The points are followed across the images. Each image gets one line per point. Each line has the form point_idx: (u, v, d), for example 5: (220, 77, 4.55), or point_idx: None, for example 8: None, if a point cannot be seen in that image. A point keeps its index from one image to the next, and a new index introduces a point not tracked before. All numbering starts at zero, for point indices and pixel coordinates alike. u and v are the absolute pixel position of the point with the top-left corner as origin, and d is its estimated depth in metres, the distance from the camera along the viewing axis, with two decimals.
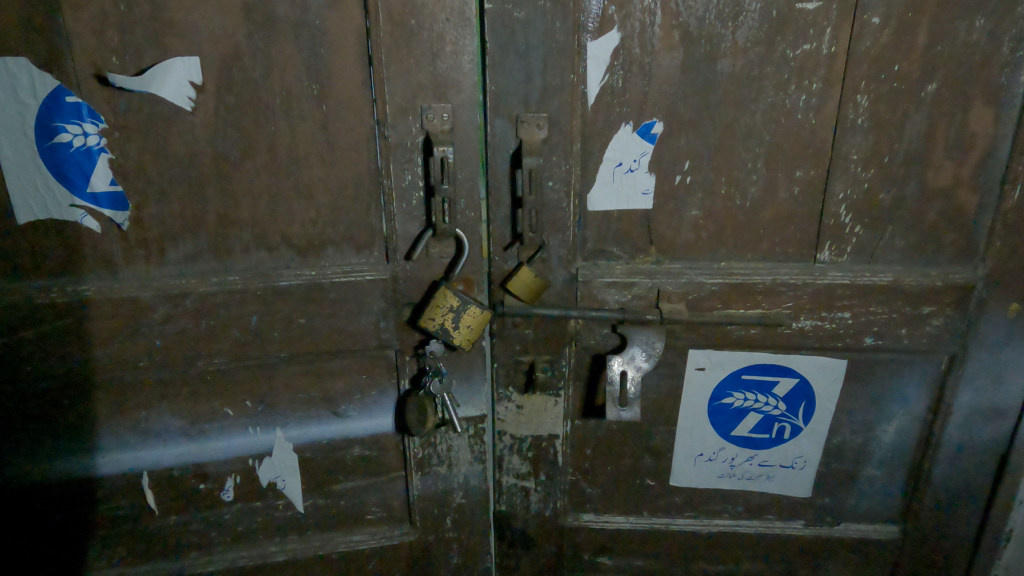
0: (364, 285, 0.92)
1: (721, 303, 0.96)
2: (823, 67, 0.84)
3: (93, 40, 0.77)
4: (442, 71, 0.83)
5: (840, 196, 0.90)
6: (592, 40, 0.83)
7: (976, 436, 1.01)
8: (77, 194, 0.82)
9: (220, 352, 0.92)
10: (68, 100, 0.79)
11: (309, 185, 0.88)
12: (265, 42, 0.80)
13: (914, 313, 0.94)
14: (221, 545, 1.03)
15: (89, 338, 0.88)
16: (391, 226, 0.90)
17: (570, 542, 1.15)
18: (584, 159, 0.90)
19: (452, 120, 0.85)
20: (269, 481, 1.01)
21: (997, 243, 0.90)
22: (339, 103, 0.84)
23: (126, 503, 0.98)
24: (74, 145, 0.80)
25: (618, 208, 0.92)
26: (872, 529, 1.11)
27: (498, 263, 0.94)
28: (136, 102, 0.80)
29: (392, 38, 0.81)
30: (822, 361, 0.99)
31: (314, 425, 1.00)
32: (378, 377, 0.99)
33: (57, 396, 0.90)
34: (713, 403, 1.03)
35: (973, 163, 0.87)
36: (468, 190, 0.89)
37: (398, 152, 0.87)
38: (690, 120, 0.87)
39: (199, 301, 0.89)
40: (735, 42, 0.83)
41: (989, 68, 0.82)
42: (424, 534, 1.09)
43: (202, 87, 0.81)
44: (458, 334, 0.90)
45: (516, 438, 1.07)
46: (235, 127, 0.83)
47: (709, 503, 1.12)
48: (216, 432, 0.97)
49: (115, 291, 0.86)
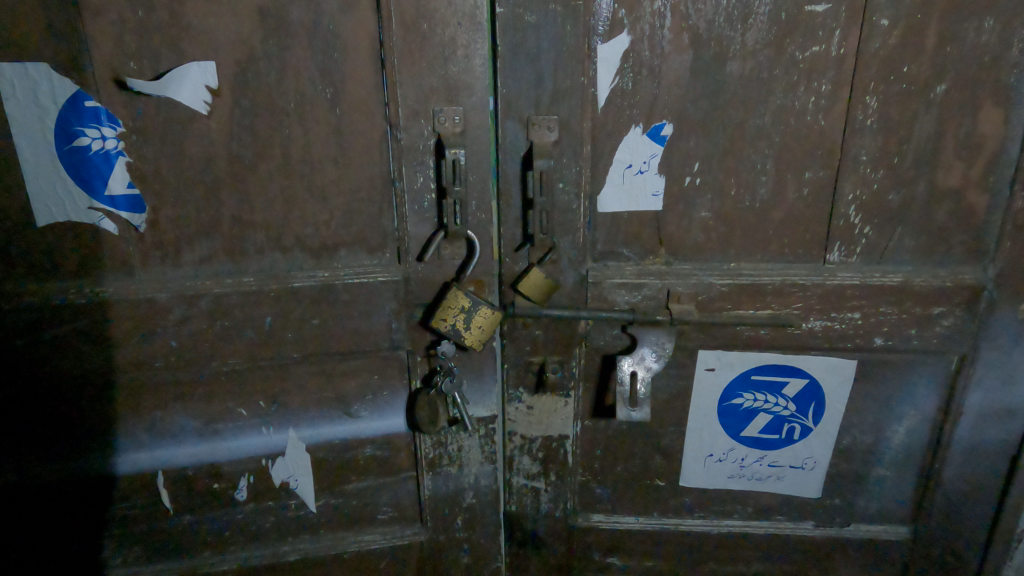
0: (377, 287, 0.93)
1: (730, 304, 0.96)
2: (832, 69, 0.84)
3: (111, 46, 0.78)
4: (454, 74, 0.84)
5: (849, 197, 0.90)
6: (603, 42, 0.84)
7: (987, 436, 1.01)
8: (95, 197, 0.84)
9: (234, 352, 0.93)
10: (87, 104, 0.80)
11: (322, 186, 0.89)
12: (280, 46, 0.81)
13: (925, 313, 0.94)
14: (234, 544, 1.04)
15: (107, 339, 0.89)
16: (403, 227, 0.91)
17: (581, 542, 1.16)
18: (595, 161, 0.90)
19: (464, 122, 0.86)
20: (282, 481, 1.02)
21: (1008, 243, 0.90)
22: (352, 107, 0.85)
23: (141, 503, 0.99)
24: (93, 149, 0.82)
25: (628, 209, 0.93)
26: (883, 529, 1.11)
27: (509, 263, 0.95)
28: (154, 106, 0.82)
29: (404, 42, 0.82)
30: (832, 361, 0.99)
31: (326, 425, 1.00)
32: (390, 378, 1.00)
33: (76, 396, 0.91)
34: (724, 403, 1.04)
35: (983, 163, 0.87)
36: (480, 192, 0.90)
37: (410, 154, 0.88)
38: (701, 121, 0.88)
39: (214, 302, 0.90)
40: (745, 43, 0.84)
41: (998, 68, 0.83)
42: (435, 534, 1.10)
43: (218, 92, 0.82)
44: (469, 335, 0.91)
45: (526, 438, 1.07)
46: (250, 130, 0.84)
47: (719, 504, 1.12)
48: (231, 432, 0.98)
49: (133, 292, 0.88)
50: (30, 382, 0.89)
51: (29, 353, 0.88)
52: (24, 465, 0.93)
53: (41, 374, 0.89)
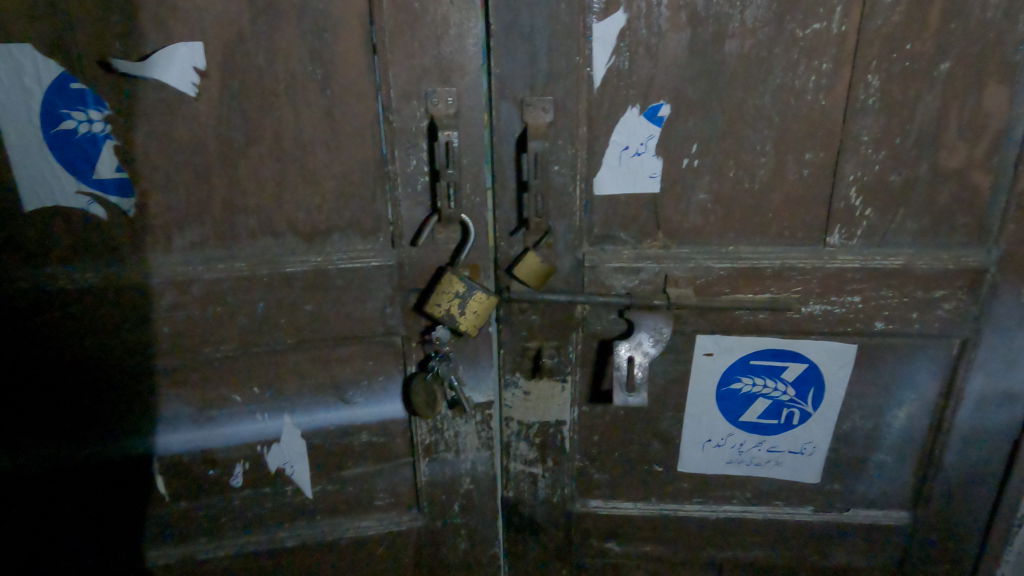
0: (369, 271, 0.92)
1: (729, 288, 0.95)
2: (833, 47, 0.82)
3: (96, 26, 0.77)
4: (447, 54, 0.82)
5: (850, 178, 0.88)
6: (598, 21, 0.82)
7: (988, 421, 1.00)
8: (84, 181, 0.83)
9: (228, 338, 0.92)
10: (73, 86, 0.79)
11: (314, 170, 0.87)
12: (268, 27, 0.80)
13: (927, 297, 0.92)
14: (230, 532, 1.04)
15: (99, 325, 0.88)
16: (397, 211, 0.90)
17: (579, 527, 1.17)
18: (591, 143, 0.89)
19: (457, 104, 0.84)
20: (279, 467, 1.02)
21: (1011, 226, 0.88)
22: (344, 88, 0.84)
23: (138, 490, 0.98)
24: (79, 132, 0.80)
25: (625, 192, 0.91)
26: (882, 515, 1.11)
27: (504, 248, 0.94)
28: (141, 89, 0.80)
29: (395, 21, 0.80)
30: (831, 345, 0.98)
31: (321, 412, 1.00)
32: (385, 364, 0.99)
33: (69, 382, 0.91)
34: (722, 388, 1.04)
35: (987, 143, 0.85)
36: (474, 175, 0.88)
37: (402, 137, 0.86)
38: (698, 102, 0.86)
39: (206, 288, 0.89)
40: (743, 21, 0.82)
41: (1004, 45, 0.80)
42: (432, 520, 1.10)
43: (206, 73, 0.81)
44: (464, 320, 0.90)
45: (523, 424, 1.08)
46: (240, 113, 0.83)
47: (717, 489, 1.13)
48: (226, 419, 0.98)
49: (124, 277, 0.87)
50: (25, 368, 0.89)
51: (22, 338, 0.87)
52: (21, 452, 0.93)
53: (35, 360, 0.89)
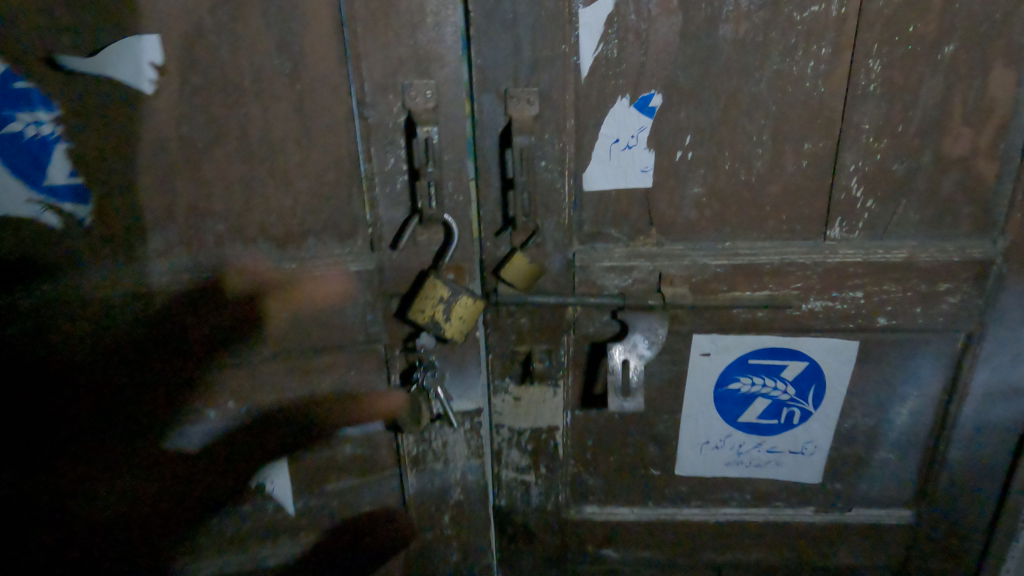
0: (347, 276, 0.86)
1: (726, 286, 0.91)
2: (832, 30, 0.78)
3: (42, 19, 0.71)
4: (424, 44, 0.77)
5: (851, 168, 0.84)
6: (584, 6, 0.77)
7: (993, 416, 0.97)
8: (35, 188, 0.77)
9: (198, 351, 0.87)
10: (17, 86, 0.72)
11: (285, 171, 0.82)
12: (230, 17, 0.74)
13: (931, 291, 0.89)
14: (211, 551, 1.00)
15: (73, 340, 0.83)
16: (375, 213, 0.85)
17: (575, 533, 1.13)
18: (579, 136, 0.84)
19: (436, 97, 0.79)
20: (259, 484, 0.97)
21: (1018, 215, 0.85)
22: (314, 83, 0.78)
23: (123, 515, 0.93)
24: (27, 135, 0.74)
25: (616, 187, 0.87)
26: (885, 514, 1.08)
27: (490, 249, 0.89)
28: (93, 86, 0.74)
29: (367, 9, 0.75)
30: (832, 342, 0.95)
31: (301, 425, 0.95)
32: (367, 374, 0.94)
33: (45, 403, 0.85)
34: (720, 389, 1.00)
35: (993, 129, 0.81)
36: (456, 172, 0.83)
37: (378, 133, 0.81)
38: (691, 91, 0.82)
39: (172, 299, 0.84)
40: (738, 4, 0.77)
41: (1011, 25, 0.76)
42: (422, 533, 1.06)
43: (165, 69, 0.75)
44: (449, 327, 0.85)
45: (515, 430, 1.04)
46: (203, 111, 0.77)
47: (715, 492, 1.10)
48: (202, 436, 0.92)
49: (84, 289, 0.81)
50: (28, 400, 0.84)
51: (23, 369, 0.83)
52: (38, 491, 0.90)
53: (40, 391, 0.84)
